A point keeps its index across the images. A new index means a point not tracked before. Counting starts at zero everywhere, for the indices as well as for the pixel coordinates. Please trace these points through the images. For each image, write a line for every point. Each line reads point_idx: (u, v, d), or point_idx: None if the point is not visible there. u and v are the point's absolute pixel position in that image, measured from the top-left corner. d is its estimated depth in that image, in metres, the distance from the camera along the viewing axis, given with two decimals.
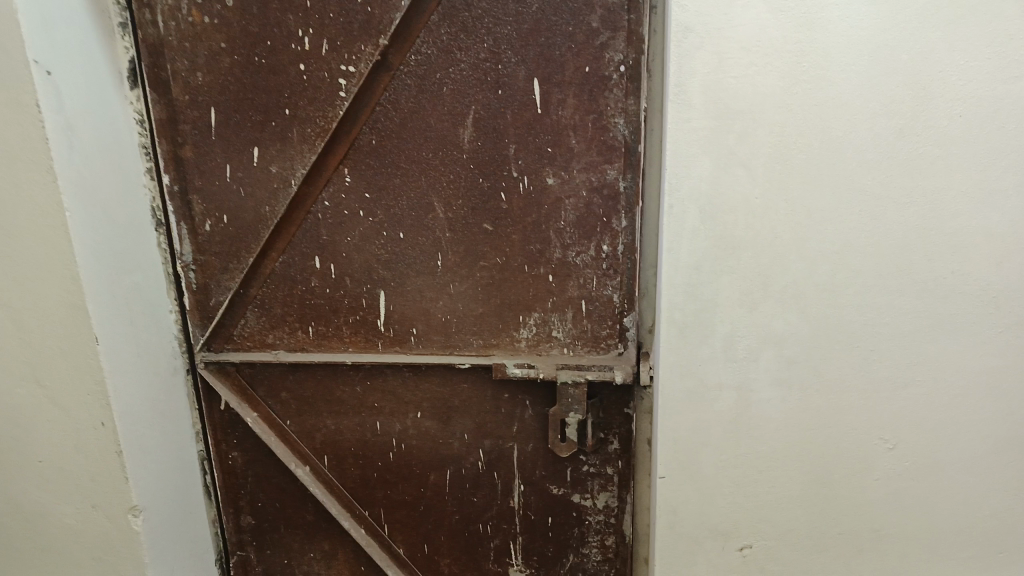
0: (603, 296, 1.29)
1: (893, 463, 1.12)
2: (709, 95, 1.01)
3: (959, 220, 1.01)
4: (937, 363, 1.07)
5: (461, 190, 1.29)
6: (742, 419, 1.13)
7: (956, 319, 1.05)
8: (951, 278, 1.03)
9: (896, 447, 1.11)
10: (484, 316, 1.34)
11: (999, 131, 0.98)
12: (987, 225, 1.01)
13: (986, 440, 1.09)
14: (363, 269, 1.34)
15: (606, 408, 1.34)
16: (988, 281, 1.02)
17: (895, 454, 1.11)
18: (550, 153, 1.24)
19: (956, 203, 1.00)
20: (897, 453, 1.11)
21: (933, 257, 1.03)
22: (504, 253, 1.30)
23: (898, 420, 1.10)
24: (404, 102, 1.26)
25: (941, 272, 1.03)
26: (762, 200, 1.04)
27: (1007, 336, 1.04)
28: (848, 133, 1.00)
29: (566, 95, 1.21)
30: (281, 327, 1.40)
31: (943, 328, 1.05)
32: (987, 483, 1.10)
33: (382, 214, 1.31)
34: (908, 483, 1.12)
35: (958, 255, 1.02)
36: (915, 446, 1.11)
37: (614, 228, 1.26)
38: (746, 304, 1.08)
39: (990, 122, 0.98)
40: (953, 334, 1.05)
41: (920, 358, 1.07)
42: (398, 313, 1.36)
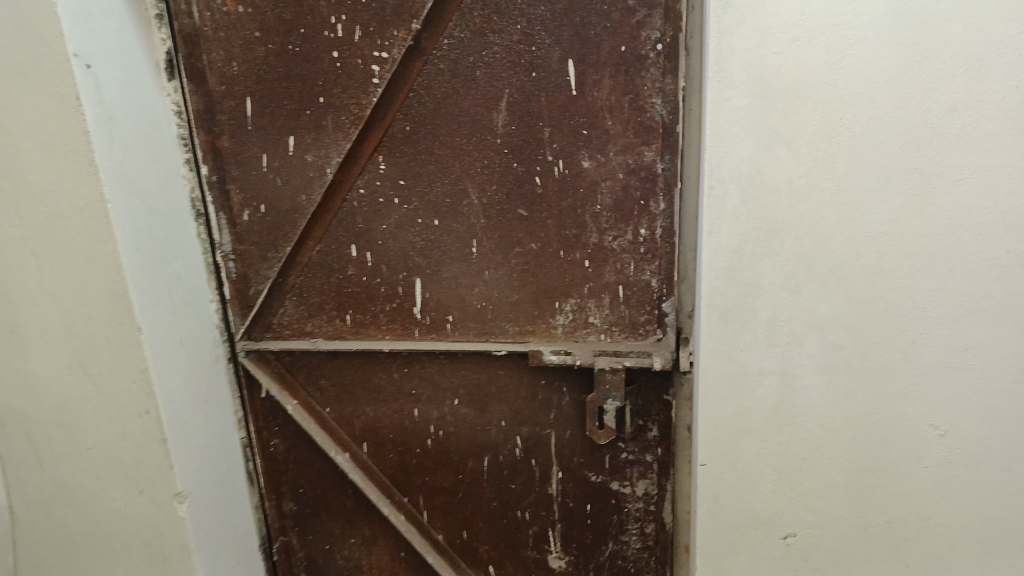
0: (642, 281, 1.27)
1: (943, 451, 1.08)
2: (751, 72, 0.98)
3: (1015, 198, 0.96)
4: (991, 348, 1.02)
5: (495, 175, 1.27)
6: (786, 405, 1.10)
7: (1012, 302, 1.00)
8: (1007, 259, 0.98)
9: (947, 433, 1.07)
10: (520, 303, 1.33)
11: None
12: None
13: None
14: (398, 256, 1.34)
15: (645, 395, 1.32)
16: None
17: (944, 441, 1.07)
18: (586, 136, 1.22)
19: (1012, 180, 0.95)
20: (948, 439, 1.07)
21: (986, 236, 0.98)
22: (540, 238, 1.29)
23: (948, 407, 1.06)
24: (437, 87, 1.25)
25: (995, 253, 0.98)
26: (805, 180, 1.00)
27: None
28: (895, 108, 0.96)
29: (602, 76, 1.18)
30: (319, 315, 1.40)
31: (998, 312, 1.00)
32: None
33: (417, 201, 1.31)
34: (957, 470, 1.08)
35: (1013, 234, 0.97)
36: (966, 433, 1.06)
37: (652, 211, 1.23)
38: (789, 288, 1.05)
39: None
40: (1009, 317, 1.00)
41: (972, 342, 1.02)
42: (434, 301, 1.35)
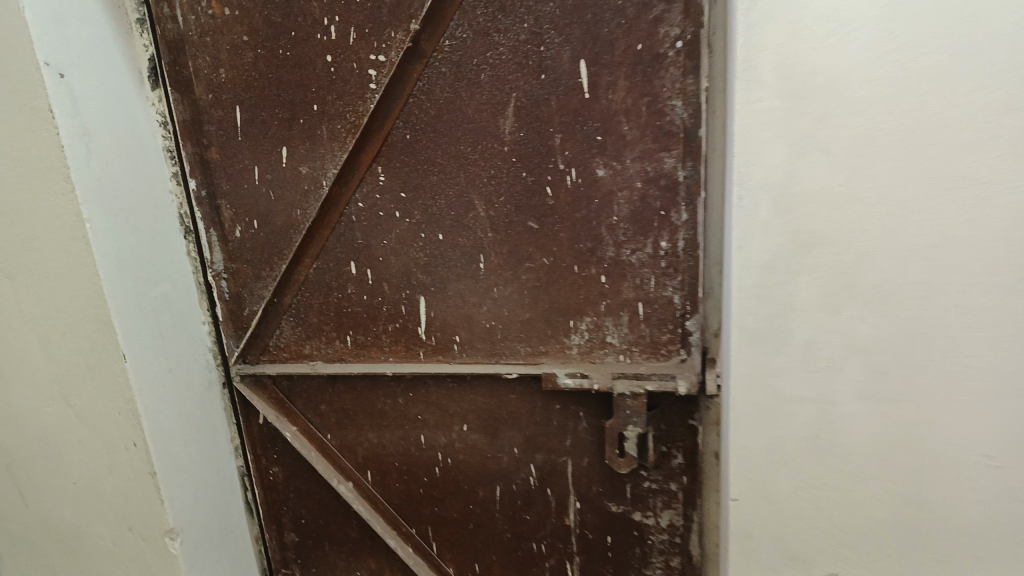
0: (663, 298, 1.17)
1: (997, 484, 0.94)
2: (782, 71, 0.87)
3: None
4: None
5: (503, 185, 1.18)
6: (825, 436, 0.99)
7: None
8: None
9: (1004, 466, 0.93)
10: (532, 322, 1.24)
11: None
12: None
13: None
14: (401, 273, 1.25)
15: (668, 420, 1.23)
16: None
17: (1001, 474, 0.93)
18: (600, 142, 1.12)
19: None
20: (1004, 472, 0.93)
21: None
22: (552, 252, 1.20)
23: (1005, 436, 0.92)
24: (439, 92, 1.15)
25: None
26: (844, 189, 0.89)
27: None
28: (947, 109, 0.84)
29: (617, 77, 1.09)
30: (317, 337, 1.32)
31: None
32: None
33: (419, 215, 1.22)
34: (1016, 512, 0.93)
35: None
36: None
37: (673, 222, 1.13)
38: (827, 308, 0.94)
39: None
40: None
41: None
42: (439, 320, 1.26)
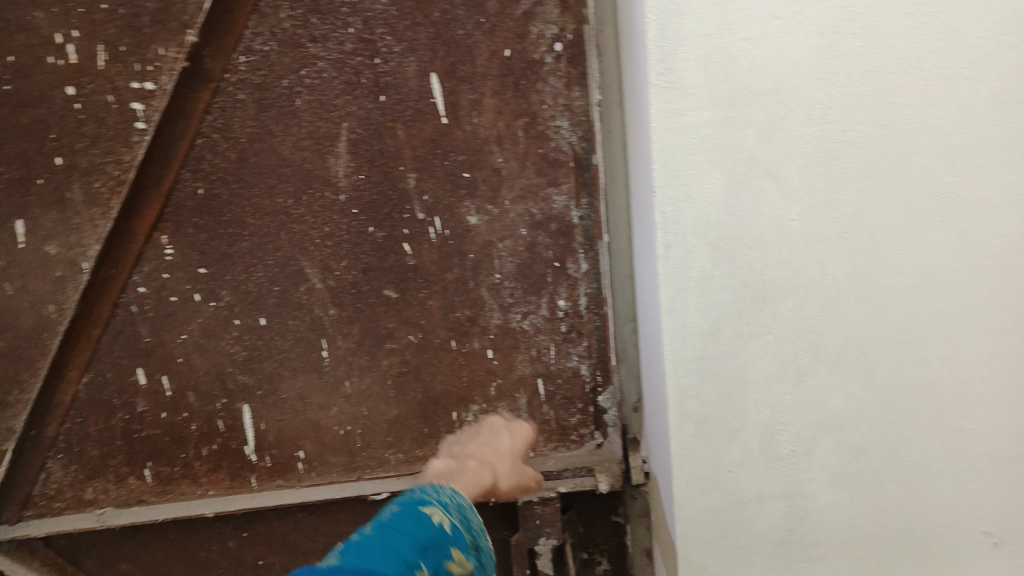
0: (567, 370, 0.93)
1: (1003, 565, 0.74)
2: (711, 71, 0.63)
3: None
4: None
5: (343, 246, 0.88)
6: (797, 538, 0.75)
7: None
8: None
9: (1005, 542, 0.74)
10: (401, 421, 0.94)
11: None
12: None
13: None
14: (213, 377, 0.92)
15: (587, 520, 0.97)
16: None
17: (1004, 552, 0.74)
18: (468, 180, 0.86)
19: None
20: (1004, 549, 0.74)
21: None
22: (418, 326, 0.91)
23: (1008, 505, 0.73)
24: (239, 126, 0.85)
25: None
26: (801, 223, 0.66)
27: None
28: (919, 111, 0.63)
29: (481, 93, 0.84)
30: (102, 476, 0.94)
31: None
32: None
33: (229, 295, 0.89)
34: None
35: None
36: None
37: (571, 275, 0.90)
38: (788, 377, 0.71)
39: None
40: None
41: None
42: (274, 432, 0.94)
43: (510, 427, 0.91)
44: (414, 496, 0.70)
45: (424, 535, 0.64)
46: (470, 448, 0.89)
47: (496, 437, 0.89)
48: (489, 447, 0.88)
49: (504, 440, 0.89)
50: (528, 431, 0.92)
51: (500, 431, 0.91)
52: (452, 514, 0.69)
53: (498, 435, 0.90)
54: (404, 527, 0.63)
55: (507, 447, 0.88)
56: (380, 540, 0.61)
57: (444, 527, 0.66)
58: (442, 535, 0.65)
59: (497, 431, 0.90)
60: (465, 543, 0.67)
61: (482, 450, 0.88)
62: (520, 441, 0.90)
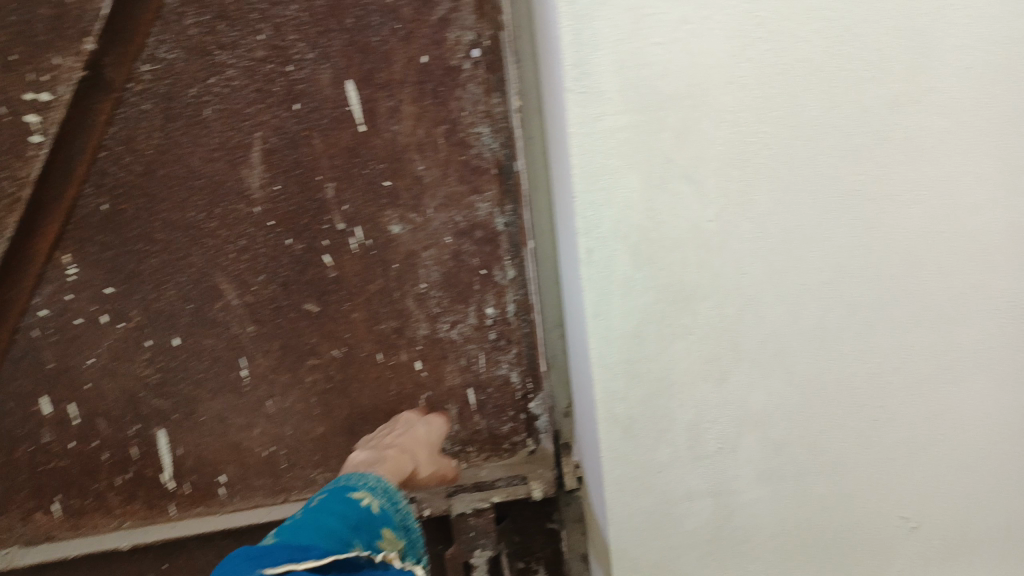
0: (496, 378, 0.94)
1: (920, 548, 0.77)
2: (624, 76, 0.64)
3: (979, 217, 0.67)
4: (963, 413, 0.73)
5: (260, 259, 0.88)
6: (725, 534, 0.77)
7: (985, 350, 0.71)
8: (975, 296, 0.70)
9: (921, 526, 0.77)
10: (328, 438, 0.93)
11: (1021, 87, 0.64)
12: (1014, 219, 0.67)
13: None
14: (124, 402, 0.90)
15: (522, 529, 0.97)
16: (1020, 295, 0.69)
17: (920, 535, 0.77)
18: (389, 189, 0.87)
19: (972, 192, 0.67)
20: (921, 533, 0.77)
21: (948, 270, 0.69)
22: (343, 340, 0.91)
23: (922, 490, 0.76)
24: (143, 137, 0.83)
25: (960, 290, 0.69)
26: (717, 225, 0.67)
27: None
28: (825, 112, 0.65)
29: (399, 100, 0.85)
30: (7, 511, 0.91)
31: (969, 365, 0.72)
32: None
33: (139, 315, 0.88)
34: (934, 566, 0.78)
35: (983, 264, 0.68)
36: (944, 521, 0.77)
37: (497, 282, 0.91)
38: (711, 376, 0.72)
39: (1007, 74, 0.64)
40: (981, 371, 0.72)
41: (940, 409, 0.73)
42: (193, 456, 0.92)
43: (424, 420, 0.91)
44: (341, 482, 0.74)
45: (354, 514, 0.68)
46: (387, 440, 0.88)
47: (411, 428, 0.89)
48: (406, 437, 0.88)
49: (419, 430, 0.89)
50: (442, 424, 0.92)
51: (416, 423, 0.90)
52: (379, 496, 0.73)
53: (413, 426, 0.89)
54: (335, 508, 0.68)
55: (423, 435, 0.89)
56: (315, 517, 0.66)
57: (372, 509, 0.71)
58: (371, 516, 0.69)
59: (410, 423, 0.90)
60: (394, 522, 0.72)
61: (401, 440, 0.87)
62: (435, 431, 0.91)
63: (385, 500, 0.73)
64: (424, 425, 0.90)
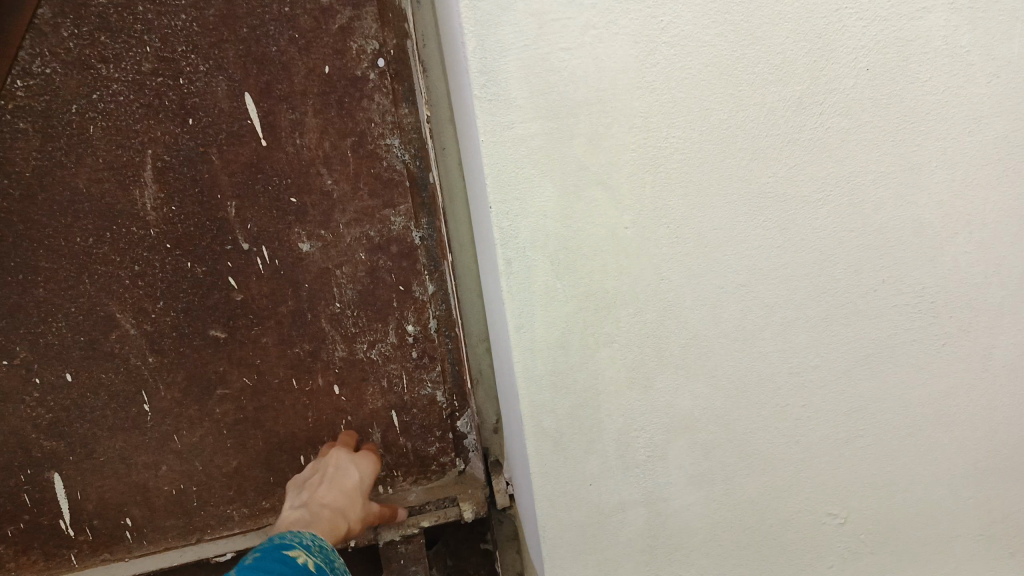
0: (422, 398, 0.92)
1: (849, 541, 0.78)
2: (533, 83, 0.62)
3: (883, 212, 0.68)
4: (881, 405, 0.74)
5: (159, 285, 0.85)
6: (661, 542, 0.76)
7: (896, 342, 0.72)
8: (884, 289, 0.71)
9: (849, 519, 0.77)
10: (242, 471, 0.90)
11: (915, 85, 0.65)
12: (915, 212, 0.69)
13: (952, 477, 0.78)
14: (13, 447, 0.86)
15: (456, 552, 0.94)
16: (923, 286, 0.71)
17: (849, 529, 0.78)
18: (295, 206, 0.85)
19: (876, 189, 0.68)
20: (850, 526, 0.77)
21: (858, 267, 0.70)
22: (254, 367, 0.88)
23: (846, 483, 0.76)
24: (21, 158, 0.80)
25: (871, 285, 0.70)
26: (635, 230, 0.66)
27: (959, 349, 0.73)
28: (733, 115, 0.65)
29: (302, 112, 0.83)
30: None
31: (882, 357, 0.73)
32: (958, 557, 0.81)
33: (26, 351, 0.84)
34: (864, 559, 0.79)
35: (890, 258, 0.70)
36: (870, 512, 0.78)
37: (417, 298, 0.89)
38: (636, 383, 0.71)
39: (902, 73, 0.65)
40: (893, 362, 0.73)
41: (859, 403, 0.74)
42: (93, 500, 0.89)
43: (354, 462, 0.85)
44: (275, 540, 0.68)
45: None
46: (317, 489, 0.80)
47: (342, 475, 0.82)
48: (338, 485, 0.81)
49: (352, 476, 0.83)
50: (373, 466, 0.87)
51: (346, 469, 0.83)
52: (316, 554, 0.68)
53: (345, 472, 0.83)
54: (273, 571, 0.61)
55: (355, 483, 0.82)
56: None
57: (308, 566, 0.65)
58: None
59: (340, 468, 0.83)
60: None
61: (332, 490, 0.80)
62: (367, 476, 0.85)
63: (323, 558, 0.68)
64: (356, 470, 0.84)
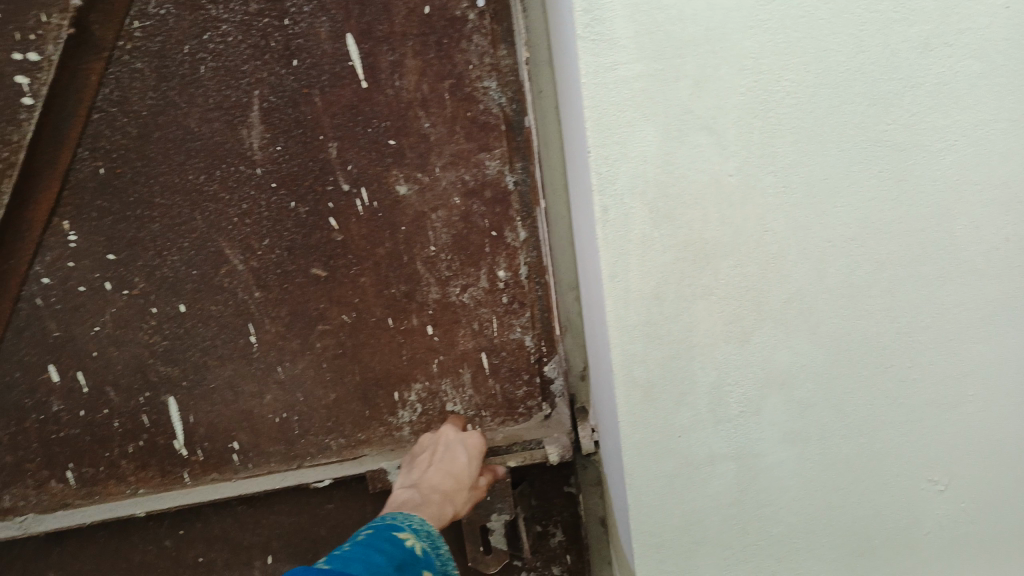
0: (512, 342, 0.93)
1: (948, 508, 0.75)
2: (640, 21, 0.60)
3: (1013, 164, 0.63)
4: (995, 369, 0.70)
5: (264, 223, 0.89)
6: (750, 498, 0.74)
7: (1015, 305, 0.68)
8: (1009, 248, 0.66)
9: (949, 486, 0.74)
10: (339, 405, 0.95)
11: None
12: None
13: None
14: (133, 371, 0.92)
15: (541, 493, 0.96)
16: None
17: (949, 496, 0.74)
18: (394, 147, 0.87)
19: (1006, 140, 0.63)
20: (950, 493, 0.74)
21: (981, 223, 0.65)
22: (352, 305, 0.91)
23: (951, 449, 0.73)
24: (138, 98, 0.85)
25: (993, 243, 0.66)
26: (739, 179, 0.64)
27: None
28: (852, 57, 0.61)
29: (401, 54, 0.84)
30: (21, 482, 0.95)
31: (1001, 320, 0.68)
32: None
33: (144, 283, 0.90)
34: (965, 529, 0.75)
35: (1015, 214, 0.65)
36: (973, 480, 0.74)
37: (509, 243, 0.90)
38: (731, 337, 0.69)
39: None
40: (1012, 326, 0.69)
41: (970, 367, 0.70)
42: (204, 424, 0.95)
43: (462, 442, 0.85)
44: (386, 521, 0.70)
45: (399, 553, 0.64)
46: (426, 473, 0.82)
47: (449, 455, 0.84)
48: (446, 468, 0.82)
49: (460, 458, 0.83)
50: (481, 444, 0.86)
51: (456, 449, 0.84)
52: (424, 538, 0.69)
53: (454, 453, 0.84)
54: (381, 545, 0.64)
55: (462, 464, 0.83)
56: (360, 553, 0.62)
57: (415, 551, 0.66)
58: (415, 558, 0.65)
59: (450, 448, 0.85)
60: (437, 567, 0.67)
61: (440, 473, 0.81)
62: (475, 455, 0.85)
63: (430, 543, 0.69)
64: (464, 451, 0.84)
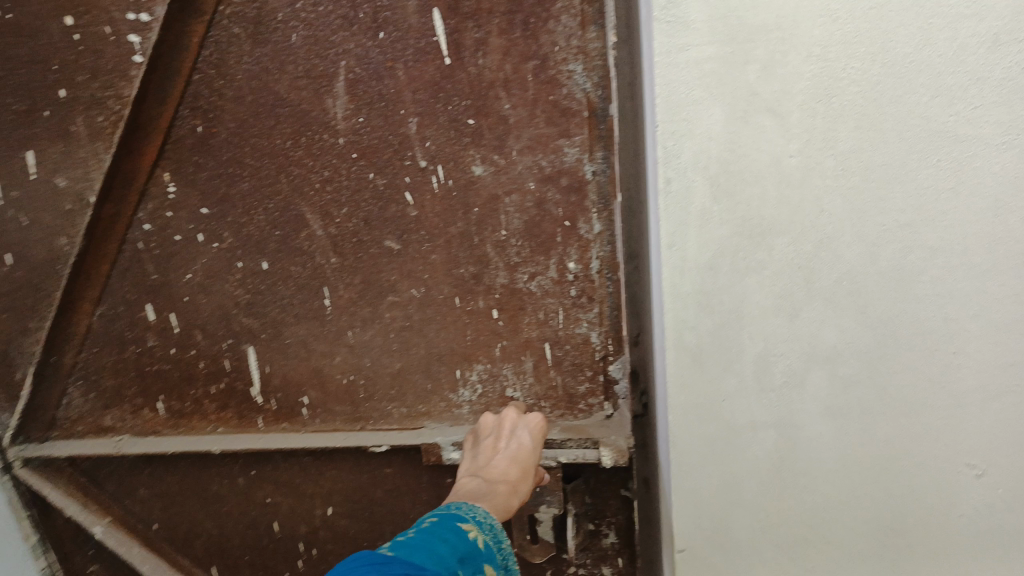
0: (576, 336, 0.98)
1: (986, 495, 0.76)
2: (715, 6, 0.64)
3: None
4: None
5: (344, 192, 0.96)
6: (788, 466, 0.78)
7: None
8: None
9: (988, 474, 0.75)
10: (403, 374, 1.02)
11: None
12: None
13: None
14: (218, 318, 1.02)
15: (596, 493, 1.03)
16: None
17: (988, 484, 0.75)
18: (472, 128, 0.92)
19: None
20: (989, 480, 0.75)
21: None
22: (421, 281, 0.98)
23: (995, 438, 0.74)
24: (234, 62, 0.92)
25: None
26: (800, 160, 0.67)
27: None
28: (921, 48, 0.63)
29: (486, 32, 0.88)
30: (118, 405, 1.07)
31: None
32: None
33: (231, 237, 0.98)
34: (1000, 516, 0.76)
35: None
36: (1016, 472, 0.74)
37: (582, 234, 0.94)
38: (782, 310, 0.72)
39: None
40: None
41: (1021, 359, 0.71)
42: (279, 376, 1.03)
43: (526, 426, 0.90)
44: (452, 510, 0.70)
45: (462, 545, 0.65)
46: (493, 458, 0.85)
47: (515, 441, 0.88)
48: (513, 450, 0.86)
49: (524, 439, 0.88)
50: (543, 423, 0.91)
51: (520, 431, 0.89)
52: (487, 531, 0.69)
53: (517, 436, 0.89)
54: (445, 537, 0.64)
55: (527, 445, 0.87)
56: (423, 543, 0.62)
57: (478, 543, 0.66)
58: (477, 551, 0.65)
59: (514, 433, 0.90)
60: (498, 562, 0.67)
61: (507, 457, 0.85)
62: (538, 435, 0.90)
63: (493, 536, 0.69)
64: (527, 432, 0.89)
